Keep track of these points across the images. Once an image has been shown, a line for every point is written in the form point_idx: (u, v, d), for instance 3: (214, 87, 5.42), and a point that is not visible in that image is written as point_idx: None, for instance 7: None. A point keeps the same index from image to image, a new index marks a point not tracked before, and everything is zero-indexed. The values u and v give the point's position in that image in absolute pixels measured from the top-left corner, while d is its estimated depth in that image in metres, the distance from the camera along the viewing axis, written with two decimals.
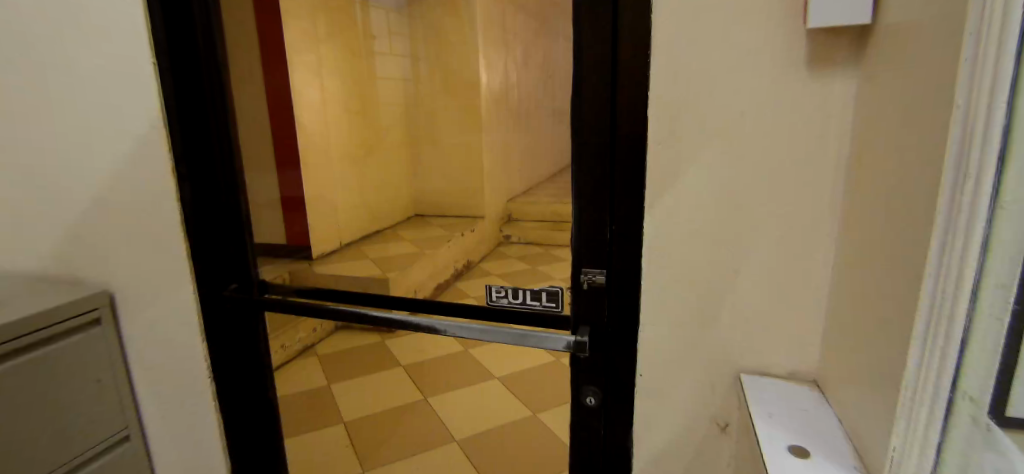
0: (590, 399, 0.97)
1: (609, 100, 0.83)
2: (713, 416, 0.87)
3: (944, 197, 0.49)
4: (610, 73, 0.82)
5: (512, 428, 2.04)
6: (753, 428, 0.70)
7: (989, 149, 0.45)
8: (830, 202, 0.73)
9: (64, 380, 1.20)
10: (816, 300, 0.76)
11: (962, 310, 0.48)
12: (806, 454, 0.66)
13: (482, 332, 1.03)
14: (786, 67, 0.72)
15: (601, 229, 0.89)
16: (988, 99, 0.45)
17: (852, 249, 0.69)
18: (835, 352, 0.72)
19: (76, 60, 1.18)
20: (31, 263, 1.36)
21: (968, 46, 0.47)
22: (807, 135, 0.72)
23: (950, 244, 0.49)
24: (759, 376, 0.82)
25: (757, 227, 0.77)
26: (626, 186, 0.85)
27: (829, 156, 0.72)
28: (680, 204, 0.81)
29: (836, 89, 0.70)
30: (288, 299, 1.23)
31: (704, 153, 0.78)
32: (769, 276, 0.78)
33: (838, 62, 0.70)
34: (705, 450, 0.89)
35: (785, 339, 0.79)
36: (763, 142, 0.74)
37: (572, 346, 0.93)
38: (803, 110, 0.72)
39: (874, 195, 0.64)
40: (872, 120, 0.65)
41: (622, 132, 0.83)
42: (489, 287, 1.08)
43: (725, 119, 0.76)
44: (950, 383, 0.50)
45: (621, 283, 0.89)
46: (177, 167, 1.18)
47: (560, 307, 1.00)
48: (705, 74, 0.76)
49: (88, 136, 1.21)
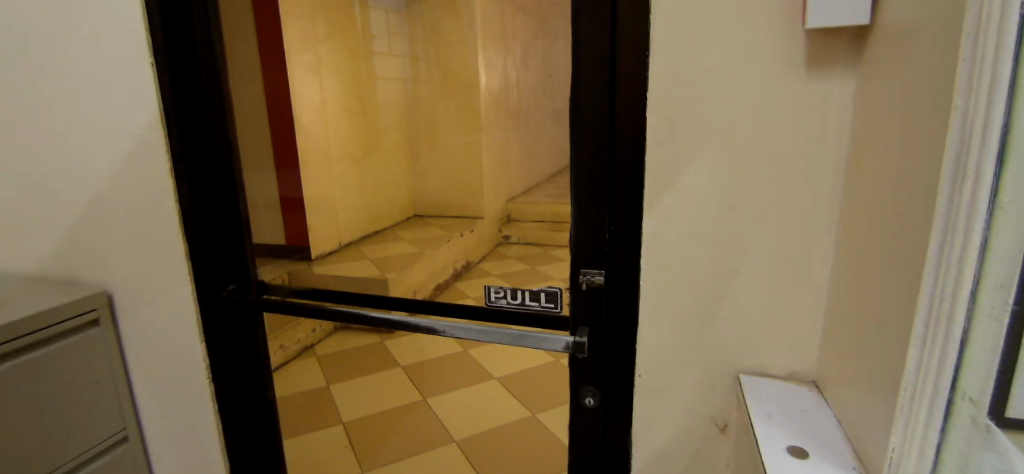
0: (590, 400, 0.97)
1: (608, 100, 0.83)
2: (712, 417, 0.87)
3: (943, 197, 0.49)
4: (609, 73, 0.82)
5: (512, 428, 2.04)
6: (753, 429, 0.70)
7: (988, 149, 0.45)
8: (830, 202, 0.73)
9: (63, 381, 1.20)
10: (816, 301, 0.76)
11: (962, 311, 0.48)
12: (806, 455, 0.66)
13: (482, 333, 1.03)
14: (786, 67, 0.72)
15: (600, 229, 0.89)
16: (987, 99, 0.45)
17: (852, 250, 0.68)
18: (834, 352, 0.72)
19: (75, 60, 1.18)
20: (30, 263, 1.36)
21: (967, 45, 0.47)
22: (806, 135, 0.72)
23: (950, 244, 0.49)
24: (758, 377, 0.81)
25: (756, 228, 0.77)
26: (625, 186, 0.85)
27: (828, 156, 0.72)
28: (680, 204, 0.81)
29: (834, 89, 0.70)
30: (287, 299, 1.23)
31: (704, 153, 0.78)
32: (768, 276, 0.78)
33: (838, 62, 0.70)
34: (705, 451, 0.89)
35: (784, 339, 0.79)
36: (763, 142, 0.74)
37: (571, 346, 0.93)
38: (802, 110, 0.72)
39: (873, 195, 0.63)
40: (871, 121, 0.65)
41: (621, 132, 0.83)
42: (488, 288, 1.08)
43: (725, 119, 0.76)
44: (949, 383, 0.50)
45: (621, 283, 0.89)
46: (175, 167, 1.18)
47: (559, 308, 1.00)
48: (704, 74, 0.76)
49: (88, 136, 1.21)
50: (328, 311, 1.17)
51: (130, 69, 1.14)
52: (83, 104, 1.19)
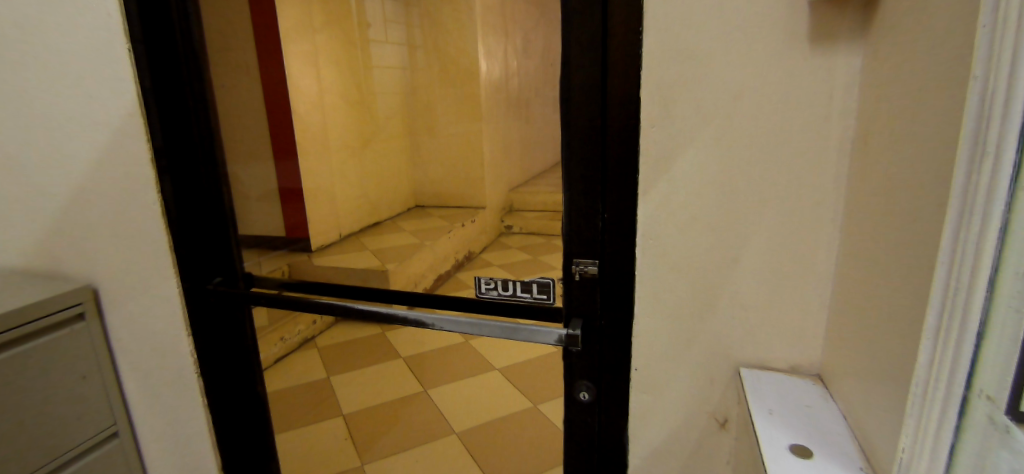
0: (584, 395, 0.94)
1: (600, 85, 0.79)
2: (712, 412, 0.84)
3: (960, 177, 0.45)
4: (601, 53, 0.78)
5: (513, 421, 2.01)
6: (754, 427, 0.66)
7: (1007, 127, 0.41)
8: (835, 184, 0.69)
9: (45, 378, 1.17)
10: (820, 290, 0.73)
11: (980, 298, 0.44)
12: (809, 454, 0.62)
13: (471, 325, 0.98)
14: (786, 43, 0.67)
15: (593, 217, 0.85)
16: (1008, 71, 0.41)
17: (858, 235, 0.65)
18: (837, 344, 0.69)
19: (51, 49, 1.14)
20: (14, 257, 1.33)
21: (986, 13, 0.42)
22: (808, 115, 0.68)
23: (965, 230, 0.45)
24: (760, 371, 0.78)
25: (755, 214, 0.73)
26: (618, 170, 0.81)
27: (832, 136, 0.68)
28: (677, 189, 0.77)
29: (838, 65, 0.66)
30: (274, 293, 1.18)
31: (701, 135, 0.73)
32: (768, 266, 0.74)
33: (842, 34, 0.65)
34: (703, 448, 0.86)
35: (787, 334, 0.76)
36: (762, 120, 0.70)
37: (564, 339, 0.89)
38: (804, 85, 0.67)
39: (879, 178, 0.60)
40: (877, 99, 0.61)
41: (613, 116, 0.79)
42: (477, 279, 1.04)
43: (721, 101, 0.71)
44: (965, 378, 0.46)
45: (617, 273, 0.86)
46: (157, 160, 1.14)
47: (551, 299, 0.96)
48: (700, 50, 0.71)
49: (66, 126, 1.17)
50: (313, 304, 1.13)
51: (107, 57, 1.10)
52: (61, 92, 1.16)
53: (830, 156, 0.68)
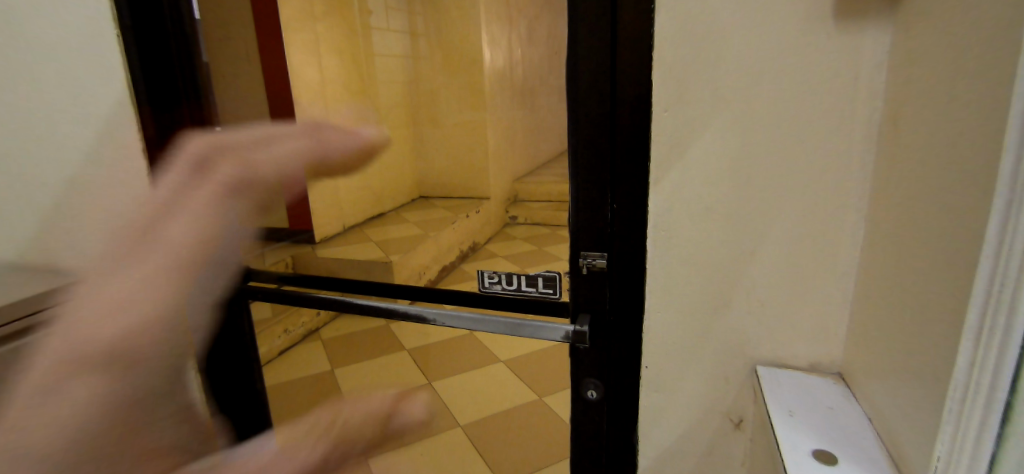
0: (592, 393, 0.90)
1: (608, 65, 0.74)
2: (726, 411, 0.80)
3: (1009, 161, 0.41)
4: (610, 30, 0.73)
5: (519, 414, 1.98)
6: (773, 430, 0.63)
7: None
8: (861, 172, 0.64)
9: None
10: (842, 285, 0.69)
11: None
12: (834, 461, 0.59)
13: (473, 321, 0.94)
14: (809, 20, 0.63)
15: (601, 207, 0.80)
16: None
17: (885, 227, 0.61)
18: (861, 341, 0.65)
19: (37, 35, 1.10)
20: None
21: None
22: (832, 98, 0.63)
23: (1014, 218, 0.41)
24: (778, 370, 0.74)
25: (774, 205, 0.69)
26: (627, 155, 0.76)
27: (858, 121, 0.63)
28: (690, 177, 0.73)
29: (866, 42, 0.61)
30: (271, 287, 1.15)
31: (717, 119, 0.69)
32: (787, 260, 0.70)
33: (869, 9, 0.61)
34: (716, 448, 0.82)
35: (806, 330, 0.72)
36: (783, 104, 0.66)
37: (571, 336, 0.85)
38: (827, 65, 0.63)
39: (909, 166, 0.56)
40: (910, 79, 0.56)
41: (623, 99, 0.74)
42: (480, 273, 1.00)
43: (739, 83, 0.67)
44: (1009, 381, 0.42)
45: (626, 267, 0.81)
46: (150, 150, 1.14)
47: (558, 294, 0.92)
48: (716, 28, 0.67)
49: (56, 116, 1.14)
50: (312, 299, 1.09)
51: None
52: (49, 82, 1.12)
53: (855, 142, 0.64)
